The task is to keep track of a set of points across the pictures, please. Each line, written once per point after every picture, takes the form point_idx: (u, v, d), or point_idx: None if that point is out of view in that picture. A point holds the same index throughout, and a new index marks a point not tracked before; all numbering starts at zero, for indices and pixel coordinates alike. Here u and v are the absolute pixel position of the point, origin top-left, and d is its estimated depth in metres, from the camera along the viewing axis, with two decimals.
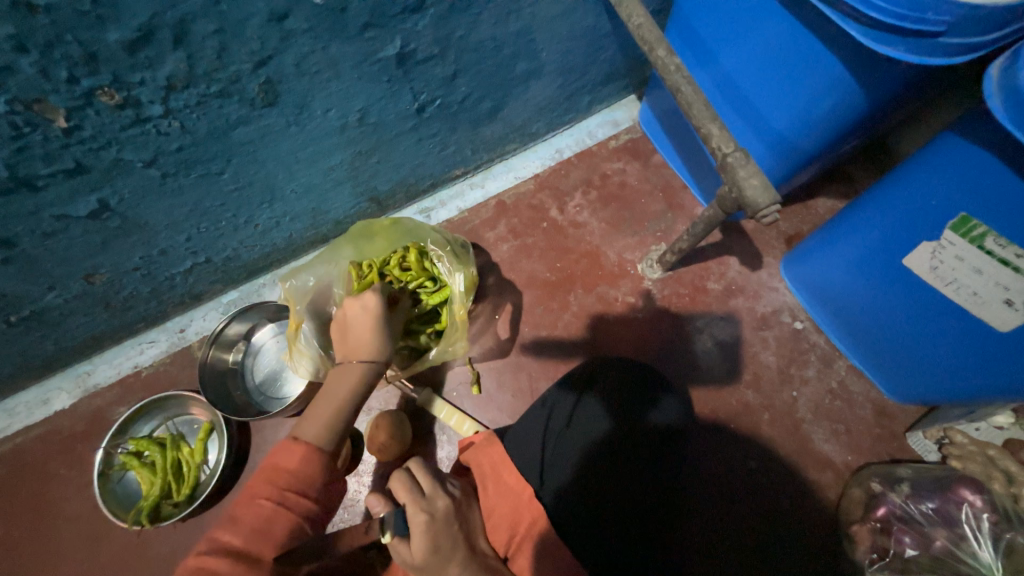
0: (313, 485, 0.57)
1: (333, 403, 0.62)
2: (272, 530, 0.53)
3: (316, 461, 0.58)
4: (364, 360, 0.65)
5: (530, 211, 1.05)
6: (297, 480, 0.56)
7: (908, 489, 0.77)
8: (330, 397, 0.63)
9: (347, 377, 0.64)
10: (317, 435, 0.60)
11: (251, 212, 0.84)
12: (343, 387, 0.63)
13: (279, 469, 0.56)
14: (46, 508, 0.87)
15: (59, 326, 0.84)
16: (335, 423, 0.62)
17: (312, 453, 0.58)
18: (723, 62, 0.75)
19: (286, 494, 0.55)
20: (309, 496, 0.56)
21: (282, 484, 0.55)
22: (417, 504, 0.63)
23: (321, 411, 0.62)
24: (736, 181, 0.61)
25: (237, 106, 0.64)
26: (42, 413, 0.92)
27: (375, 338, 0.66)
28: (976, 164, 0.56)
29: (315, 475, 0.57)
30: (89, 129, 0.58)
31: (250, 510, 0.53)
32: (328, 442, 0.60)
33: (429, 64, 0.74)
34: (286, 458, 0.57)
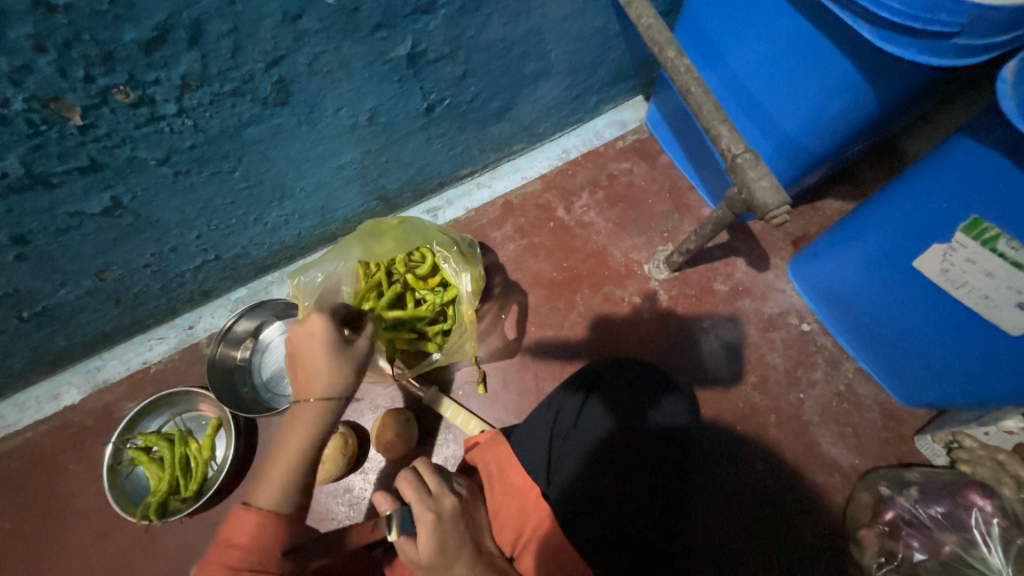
0: (268, 556, 0.55)
1: (287, 458, 0.58)
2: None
3: (271, 529, 0.56)
4: (317, 400, 0.58)
5: (537, 211, 1.05)
6: (249, 555, 0.54)
7: (917, 494, 0.78)
8: (283, 452, 0.59)
9: (300, 421, 0.58)
10: (271, 500, 0.58)
11: (260, 211, 0.84)
12: (297, 438, 0.58)
13: (231, 546, 0.55)
14: (56, 502, 0.88)
15: (71, 321, 0.85)
16: (291, 481, 0.58)
17: (265, 522, 0.56)
18: (733, 63, 0.75)
19: (239, 572, 0.53)
20: (267, 570, 0.54)
21: (234, 561, 0.54)
22: (424, 504, 0.63)
23: (275, 469, 0.58)
24: (745, 181, 0.61)
25: (249, 106, 0.65)
26: (52, 408, 0.93)
27: (323, 370, 0.58)
28: (989, 167, 0.56)
29: (269, 545, 0.55)
30: (104, 127, 0.58)
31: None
32: (287, 505, 0.58)
33: (439, 64, 0.74)
34: (236, 533, 0.55)
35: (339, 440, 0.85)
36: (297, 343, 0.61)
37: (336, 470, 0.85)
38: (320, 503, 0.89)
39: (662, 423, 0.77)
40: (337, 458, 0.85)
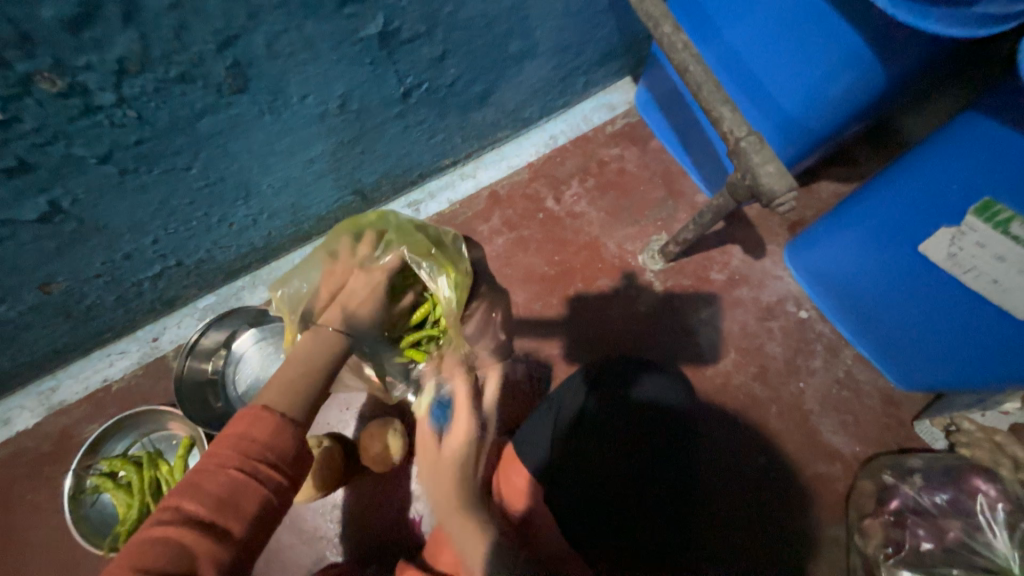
0: (288, 459, 0.51)
1: (305, 367, 0.57)
2: (239, 505, 0.47)
3: (289, 435, 0.51)
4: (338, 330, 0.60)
5: (525, 201, 1.00)
6: (268, 450, 0.50)
7: (920, 481, 0.77)
8: (302, 360, 0.58)
9: (319, 342, 0.59)
10: (290, 403, 0.54)
11: (224, 211, 0.77)
12: (317, 353, 0.58)
13: (248, 439, 0.50)
14: (14, 537, 0.81)
15: (15, 340, 0.77)
16: (308, 389, 0.56)
17: (282, 425, 0.52)
18: (729, 38, 0.69)
19: (256, 467, 0.49)
20: (281, 471, 0.50)
21: (251, 453, 0.49)
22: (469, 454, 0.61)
23: (292, 374, 0.56)
24: (750, 168, 0.56)
25: (202, 93, 0.57)
26: (2, 434, 0.85)
27: (361, 311, 0.62)
28: (1009, 144, 0.53)
29: (287, 448, 0.51)
30: (30, 121, 0.50)
31: (216, 480, 0.47)
32: (302, 412, 0.55)
33: (415, 44, 0.68)
34: (258, 430, 0.50)
35: (325, 457, 0.79)
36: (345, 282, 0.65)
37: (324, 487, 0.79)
38: (309, 521, 0.84)
39: (648, 401, 0.73)
40: (324, 474, 0.78)
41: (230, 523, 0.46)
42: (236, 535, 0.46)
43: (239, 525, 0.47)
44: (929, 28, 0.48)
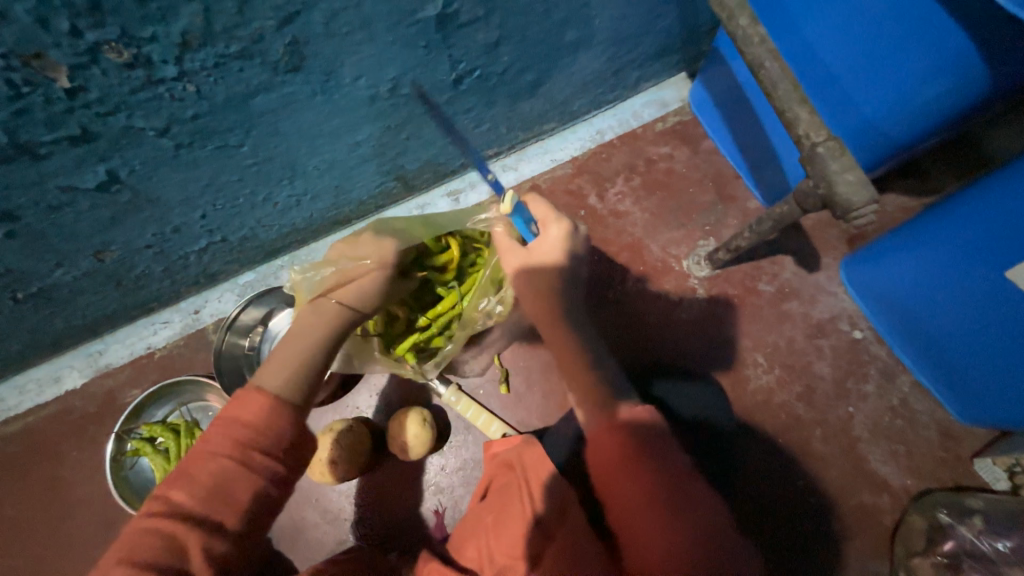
0: (280, 444, 0.52)
1: (302, 346, 0.55)
2: (230, 492, 0.49)
3: (282, 415, 0.53)
4: (343, 305, 0.56)
5: (567, 197, 0.97)
6: (259, 436, 0.51)
7: (981, 524, 0.73)
8: (300, 339, 0.56)
9: (323, 317, 0.56)
10: (282, 386, 0.54)
11: (270, 190, 0.77)
12: (317, 331, 0.56)
13: (240, 423, 0.51)
14: (59, 490, 0.84)
15: (69, 303, 0.80)
16: (303, 371, 0.55)
17: (275, 405, 0.52)
18: (809, 35, 0.64)
19: (248, 453, 0.50)
20: (275, 456, 0.52)
21: (241, 441, 0.51)
22: (670, 460, 0.55)
23: (289, 356, 0.55)
24: (825, 175, 0.52)
25: (258, 70, 0.57)
26: (53, 392, 0.89)
27: (364, 284, 0.56)
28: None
29: (281, 431, 0.52)
30: (95, 91, 0.51)
31: (208, 468, 0.50)
32: (296, 394, 0.55)
33: (471, 29, 0.65)
34: (249, 412, 0.52)
35: (354, 439, 0.79)
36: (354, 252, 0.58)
37: (349, 468, 0.79)
38: (333, 502, 0.85)
39: (659, 398, 0.75)
40: (350, 456, 0.79)
41: (223, 514, 0.49)
42: (229, 524, 0.49)
43: (233, 515, 0.49)
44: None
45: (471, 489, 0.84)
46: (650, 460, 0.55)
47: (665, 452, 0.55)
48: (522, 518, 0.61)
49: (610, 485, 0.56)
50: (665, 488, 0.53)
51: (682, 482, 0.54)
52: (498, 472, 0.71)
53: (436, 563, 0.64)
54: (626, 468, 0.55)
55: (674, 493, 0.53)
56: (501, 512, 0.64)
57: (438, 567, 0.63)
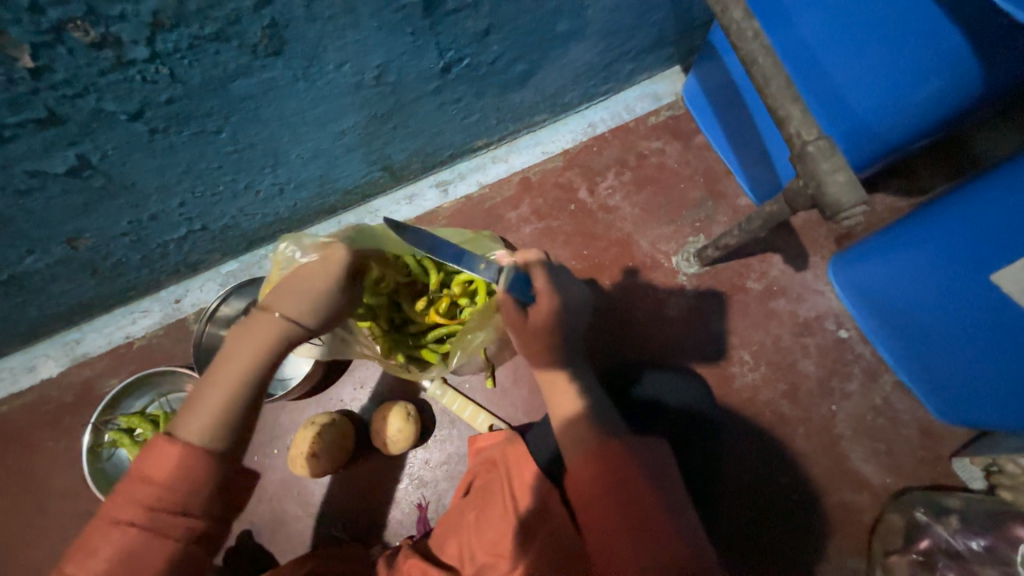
0: (195, 499, 0.43)
1: (234, 381, 0.47)
2: (140, 563, 0.41)
3: (198, 467, 0.44)
4: (287, 318, 0.50)
5: (556, 191, 0.96)
6: (170, 497, 0.43)
7: (957, 523, 0.74)
8: (233, 370, 0.48)
9: (258, 334, 0.49)
10: (206, 433, 0.45)
11: (251, 178, 0.75)
12: (258, 358, 0.48)
13: (145, 483, 0.43)
14: (35, 481, 0.83)
15: (42, 291, 0.77)
16: (234, 410, 0.46)
17: (189, 457, 0.44)
18: (804, 28, 0.62)
19: (157, 516, 0.42)
20: (192, 516, 0.43)
21: (149, 503, 0.42)
22: (664, 492, 0.49)
23: (216, 396, 0.46)
24: (816, 174, 0.51)
25: (236, 54, 0.55)
26: (28, 381, 0.87)
27: (317, 294, 0.52)
28: None
29: (198, 486, 0.44)
30: (62, 71, 0.49)
31: (110, 538, 0.42)
32: (224, 440, 0.46)
33: (459, 16, 0.63)
34: (157, 468, 0.43)
35: (337, 432, 0.79)
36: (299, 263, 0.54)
37: (332, 461, 0.78)
38: (316, 495, 0.84)
39: (650, 397, 0.72)
40: (332, 449, 0.78)
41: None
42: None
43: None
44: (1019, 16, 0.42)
45: (454, 483, 0.84)
46: (639, 489, 0.49)
47: (660, 483, 0.50)
48: (505, 516, 0.61)
49: (586, 503, 0.51)
50: (650, 522, 0.48)
51: (670, 520, 0.48)
52: (481, 469, 0.72)
53: (417, 559, 0.64)
54: (605, 485, 0.50)
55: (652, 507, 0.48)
56: (484, 509, 0.64)
57: (420, 563, 0.63)
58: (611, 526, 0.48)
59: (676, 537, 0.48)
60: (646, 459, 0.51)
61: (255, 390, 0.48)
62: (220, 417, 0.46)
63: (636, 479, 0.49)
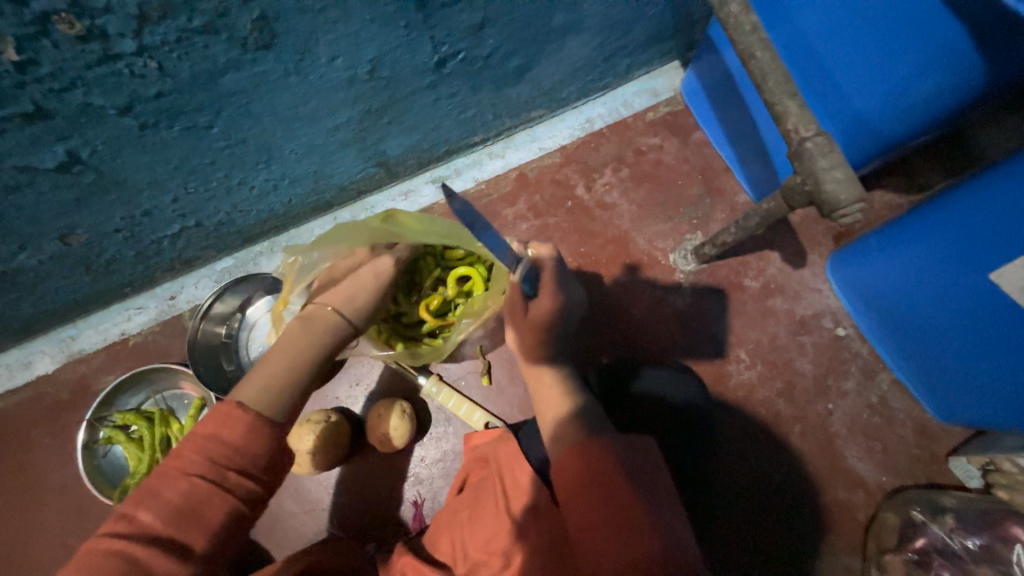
0: (260, 461, 0.48)
1: (293, 362, 0.55)
2: (201, 515, 0.44)
3: (264, 432, 0.49)
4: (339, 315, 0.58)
5: (553, 187, 0.95)
6: (236, 456, 0.47)
7: (953, 522, 0.73)
8: (288, 351, 0.55)
9: (315, 326, 0.57)
10: (267, 403, 0.52)
11: (244, 173, 0.74)
12: (312, 345, 0.56)
13: (218, 441, 0.47)
14: (30, 478, 0.83)
15: (36, 288, 0.77)
16: (290, 383, 0.54)
17: (258, 423, 0.49)
18: (803, 24, 0.61)
19: (223, 472, 0.46)
20: (251, 477, 0.47)
21: (218, 459, 0.46)
22: (642, 487, 0.49)
23: (278, 371, 0.54)
24: (814, 172, 0.51)
25: (226, 47, 0.54)
26: (23, 377, 0.87)
27: (364, 298, 0.60)
28: None
29: (259, 451, 0.48)
30: (47, 64, 0.48)
31: (177, 487, 0.44)
32: (281, 413, 0.52)
33: (454, 9, 0.62)
34: (227, 429, 0.48)
35: (333, 429, 0.79)
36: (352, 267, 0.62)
37: (329, 458, 0.79)
38: (311, 493, 0.84)
39: (645, 391, 0.76)
40: (330, 447, 0.78)
41: (191, 538, 0.44)
42: (197, 552, 0.44)
43: (201, 539, 0.44)
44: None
45: (449, 480, 0.84)
46: (617, 484, 0.49)
47: (637, 478, 0.49)
48: (496, 512, 0.61)
49: (572, 501, 0.50)
50: (632, 517, 0.47)
51: (648, 515, 0.47)
52: (475, 467, 0.72)
53: (409, 557, 0.64)
54: (590, 482, 0.50)
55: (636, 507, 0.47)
56: (476, 508, 0.64)
57: (411, 562, 0.63)
58: (588, 521, 0.48)
59: (656, 531, 0.46)
60: (624, 454, 0.51)
61: (308, 374, 0.55)
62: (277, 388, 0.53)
63: (613, 473, 0.49)
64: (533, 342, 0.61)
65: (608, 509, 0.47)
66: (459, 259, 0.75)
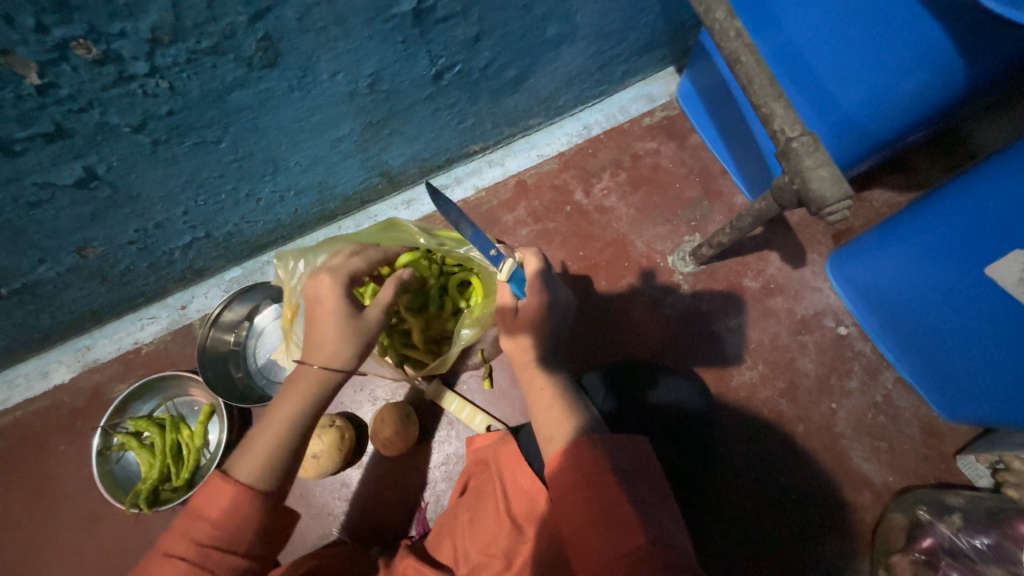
0: (242, 538, 0.48)
1: (280, 426, 0.54)
2: None
3: (248, 507, 0.49)
4: (319, 367, 0.56)
5: (552, 193, 0.97)
6: (219, 534, 0.48)
7: (960, 521, 0.71)
8: (278, 418, 0.54)
9: (301, 386, 0.56)
10: (255, 472, 0.51)
11: (251, 186, 0.77)
12: (299, 406, 0.55)
13: (200, 519, 0.48)
14: (47, 483, 0.85)
15: (54, 299, 0.80)
16: (278, 453, 0.53)
17: (241, 498, 0.49)
18: (787, 28, 0.63)
19: (205, 552, 0.47)
20: (237, 553, 0.48)
21: (201, 538, 0.47)
22: (632, 485, 0.50)
23: (264, 440, 0.53)
24: (800, 170, 0.52)
25: (233, 66, 0.57)
26: (42, 386, 0.90)
27: (335, 340, 0.56)
28: None
29: (243, 525, 0.49)
30: (67, 87, 0.51)
31: (163, 569, 0.46)
32: (269, 481, 0.52)
33: (449, 24, 0.65)
34: (211, 505, 0.49)
35: (336, 435, 0.79)
36: (317, 302, 0.59)
37: (335, 464, 0.80)
38: (317, 497, 0.86)
39: (665, 402, 0.71)
40: (337, 453, 0.80)
41: None
42: None
43: None
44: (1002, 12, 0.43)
45: (451, 483, 0.85)
46: (604, 484, 0.50)
47: (624, 477, 0.50)
48: (496, 514, 0.62)
49: (560, 502, 0.51)
50: (618, 516, 0.48)
51: (637, 515, 0.48)
52: (475, 470, 0.73)
53: (413, 559, 0.66)
54: (581, 484, 0.50)
55: (620, 508, 0.48)
56: (476, 510, 0.65)
57: (414, 563, 0.65)
58: (579, 520, 0.49)
59: (641, 529, 0.47)
60: (616, 452, 0.52)
61: (297, 436, 0.54)
62: (267, 455, 0.52)
63: (601, 472, 0.50)
64: (532, 344, 0.63)
65: (593, 510, 0.48)
66: (457, 266, 0.77)
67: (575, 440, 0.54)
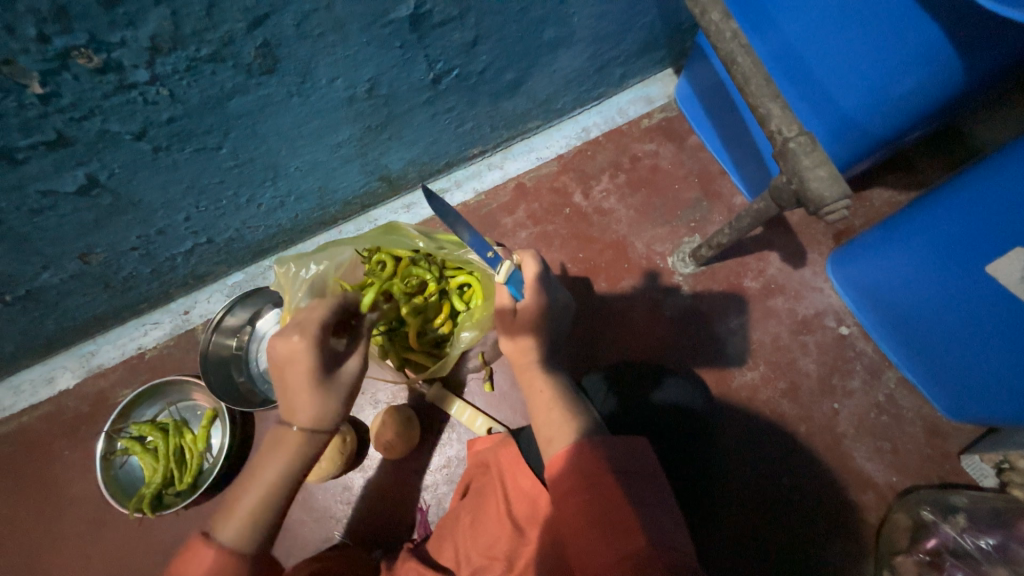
0: None
1: (263, 489, 0.52)
2: None
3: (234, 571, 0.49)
4: (304, 429, 0.53)
5: (551, 195, 0.97)
6: None
7: (964, 521, 0.72)
8: (260, 479, 0.52)
9: (282, 449, 0.52)
10: (238, 536, 0.50)
11: (252, 191, 0.78)
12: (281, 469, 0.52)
13: None
14: (52, 488, 0.86)
15: (58, 305, 0.81)
16: (265, 515, 0.51)
17: (224, 563, 0.48)
18: (784, 28, 0.63)
19: None
20: None
21: None
22: (632, 486, 0.50)
23: (246, 504, 0.51)
24: (797, 170, 0.52)
25: (232, 73, 0.57)
26: (47, 392, 0.90)
27: (317, 400, 0.52)
28: None
29: None
30: (69, 96, 0.52)
31: None
32: (253, 542, 0.50)
33: (447, 28, 0.65)
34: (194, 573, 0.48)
35: (337, 439, 0.79)
36: (288, 359, 0.52)
37: (336, 468, 0.80)
38: (320, 501, 0.86)
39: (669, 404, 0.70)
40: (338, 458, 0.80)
41: None
42: None
43: None
44: (998, 9, 0.43)
45: (452, 486, 0.85)
46: (604, 484, 0.50)
47: (624, 478, 0.50)
48: (497, 517, 0.62)
49: (560, 504, 0.51)
50: (619, 517, 0.48)
51: (638, 517, 0.48)
52: (477, 473, 0.73)
53: (414, 562, 0.66)
54: (581, 485, 0.50)
55: (621, 509, 0.48)
56: (478, 512, 0.65)
57: (416, 566, 0.65)
58: (580, 523, 0.49)
59: (642, 529, 0.47)
60: (615, 454, 0.51)
61: (282, 496, 0.52)
62: (251, 518, 0.51)
63: (600, 473, 0.50)
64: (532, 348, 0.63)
65: (593, 511, 0.48)
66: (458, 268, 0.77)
67: (575, 442, 0.54)
